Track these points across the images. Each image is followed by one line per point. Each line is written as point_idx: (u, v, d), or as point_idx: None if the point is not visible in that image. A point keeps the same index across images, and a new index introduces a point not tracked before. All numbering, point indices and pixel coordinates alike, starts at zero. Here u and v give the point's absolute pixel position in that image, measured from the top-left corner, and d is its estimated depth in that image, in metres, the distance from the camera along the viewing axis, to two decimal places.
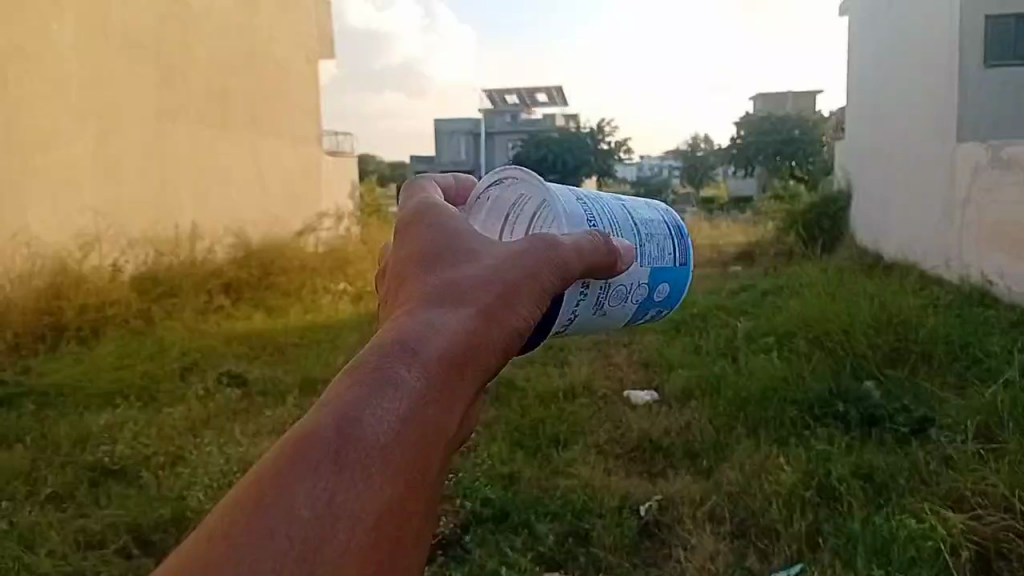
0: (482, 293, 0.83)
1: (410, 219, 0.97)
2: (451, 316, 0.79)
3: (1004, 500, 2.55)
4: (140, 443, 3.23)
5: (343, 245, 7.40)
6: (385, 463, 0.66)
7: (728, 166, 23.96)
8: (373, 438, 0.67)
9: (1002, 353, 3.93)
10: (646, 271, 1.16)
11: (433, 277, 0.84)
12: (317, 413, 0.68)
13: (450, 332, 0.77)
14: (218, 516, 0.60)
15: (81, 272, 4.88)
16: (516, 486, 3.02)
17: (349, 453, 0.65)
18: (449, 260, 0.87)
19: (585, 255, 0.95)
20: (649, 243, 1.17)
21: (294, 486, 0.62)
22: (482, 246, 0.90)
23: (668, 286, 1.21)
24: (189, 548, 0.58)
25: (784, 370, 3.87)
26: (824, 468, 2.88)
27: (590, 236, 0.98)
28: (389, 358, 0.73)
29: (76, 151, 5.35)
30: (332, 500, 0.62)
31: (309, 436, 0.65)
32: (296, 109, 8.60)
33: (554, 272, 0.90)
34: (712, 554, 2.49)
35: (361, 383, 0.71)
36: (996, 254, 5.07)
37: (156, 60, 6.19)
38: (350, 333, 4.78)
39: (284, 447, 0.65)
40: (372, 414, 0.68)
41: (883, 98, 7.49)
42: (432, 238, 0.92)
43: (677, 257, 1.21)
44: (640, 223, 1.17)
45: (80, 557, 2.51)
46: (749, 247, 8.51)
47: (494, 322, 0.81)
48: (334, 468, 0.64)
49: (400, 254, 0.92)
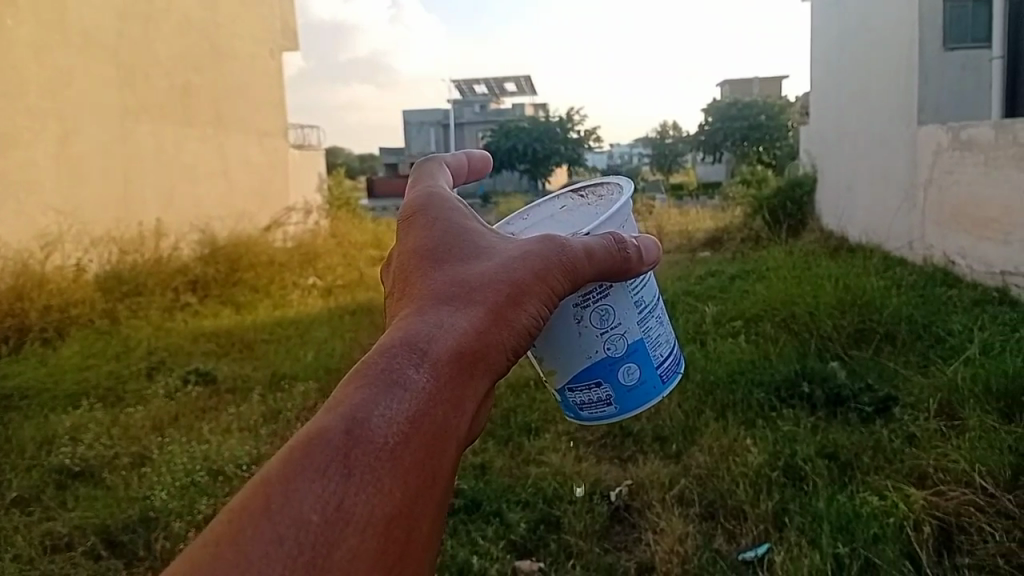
0: (487, 295, 0.86)
1: (417, 214, 1.01)
2: (460, 317, 0.83)
3: (965, 475, 2.55)
4: (103, 444, 3.17)
5: (310, 240, 7.32)
6: (392, 466, 0.69)
7: (693, 151, 24.01)
8: (381, 440, 0.70)
9: (964, 331, 3.95)
10: (634, 337, 1.15)
11: (439, 277, 0.88)
12: (327, 414, 0.72)
13: (457, 334, 0.81)
14: (226, 517, 0.63)
15: (42, 271, 4.78)
16: (489, 475, 3.00)
17: (357, 455, 0.68)
18: (454, 260, 0.91)
19: (597, 257, 0.99)
20: (652, 321, 1.17)
21: (301, 488, 0.64)
22: (488, 246, 0.94)
23: (641, 381, 1.17)
24: (196, 547, 0.61)
25: (752, 354, 3.88)
26: (790, 449, 2.89)
27: (603, 239, 1.02)
28: (397, 358, 0.77)
29: (36, 150, 5.23)
30: (341, 503, 0.65)
31: (318, 437, 0.69)
32: (260, 100, 8.47)
33: (564, 272, 0.94)
34: (682, 536, 2.47)
35: (370, 386, 0.74)
36: (956, 234, 5.13)
37: (117, 56, 6.06)
38: (318, 328, 4.73)
39: (294, 446, 0.68)
40: (379, 415, 0.71)
41: (845, 81, 7.54)
42: (437, 236, 0.95)
43: (663, 370, 1.20)
44: (655, 307, 1.18)
45: (47, 560, 2.45)
46: (716, 232, 8.55)
47: (498, 325, 0.85)
48: (343, 471, 0.67)
49: (406, 252, 0.96)
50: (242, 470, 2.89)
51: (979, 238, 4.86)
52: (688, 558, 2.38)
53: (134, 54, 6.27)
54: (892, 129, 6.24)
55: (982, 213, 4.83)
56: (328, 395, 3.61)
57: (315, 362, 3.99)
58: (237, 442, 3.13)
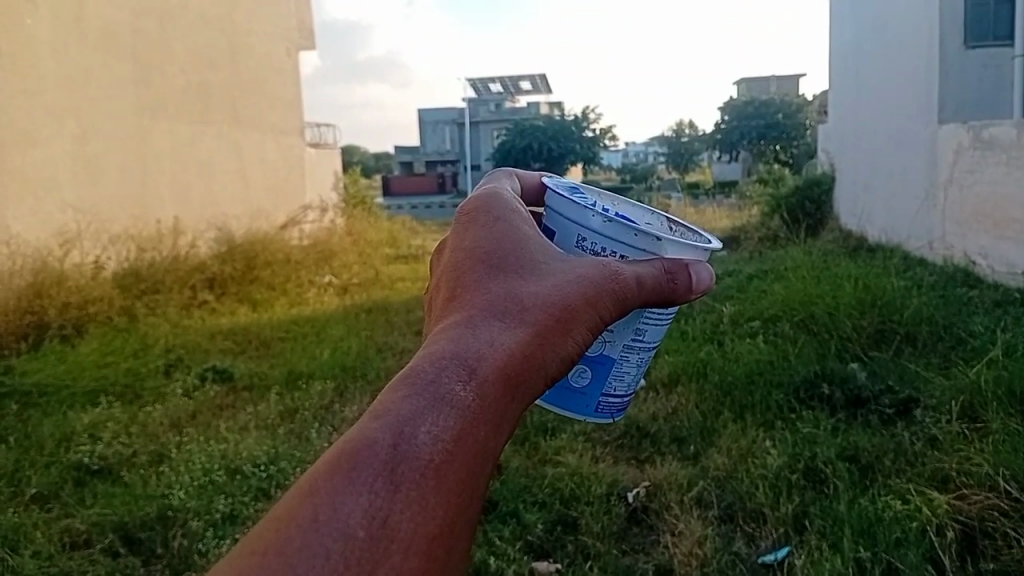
0: (541, 311, 0.78)
1: (474, 210, 0.92)
2: (515, 330, 0.75)
3: (988, 480, 2.50)
4: (121, 442, 3.19)
5: (328, 238, 7.35)
6: (438, 485, 0.62)
7: (710, 151, 23.98)
8: (427, 457, 0.63)
9: (985, 332, 3.91)
10: (608, 354, 1.08)
11: (492, 284, 0.80)
12: (372, 422, 0.65)
13: (509, 351, 0.73)
14: (269, 526, 0.57)
15: (62, 268, 4.81)
16: (505, 474, 3.00)
17: (403, 471, 0.62)
18: (510, 267, 0.82)
19: (645, 287, 0.93)
20: (632, 354, 1.10)
21: (346, 501, 0.59)
22: (545, 256, 0.86)
23: (582, 391, 1.10)
24: (238, 560, 0.55)
25: (770, 355, 3.86)
26: (810, 451, 2.87)
27: (653, 269, 0.96)
28: (448, 368, 0.69)
29: (56, 148, 5.26)
30: (386, 520, 0.59)
31: (363, 449, 0.62)
32: (279, 100, 8.51)
33: (616, 297, 0.87)
34: (701, 539, 2.46)
35: (419, 395, 0.67)
36: (979, 234, 5.09)
37: (134, 55, 6.10)
38: (335, 326, 4.76)
39: (336, 458, 0.62)
40: (426, 431, 0.64)
41: (865, 80, 7.51)
42: (496, 238, 0.87)
43: (603, 400, 1.13)
44: (644, 346, 1.11)
45: (66, 557, 2.47)
46: (735, 231, 8.53)
47: (546, 345, 0.77)
48: (389, 487, 0.60)
49: (458, 249, 0.87)
50: (260, 469, 2.91)
51: (1001, 238, 4.83)
52: (707, 562, 2.37)
53: (150, 53, 6.31)
54: (913, 129, 6.19)
55: (1004, 214, 4.79)
56: (345, 394, 3.63)
57: (331, 360, 4.01)
58: (253, 441, 3.14)
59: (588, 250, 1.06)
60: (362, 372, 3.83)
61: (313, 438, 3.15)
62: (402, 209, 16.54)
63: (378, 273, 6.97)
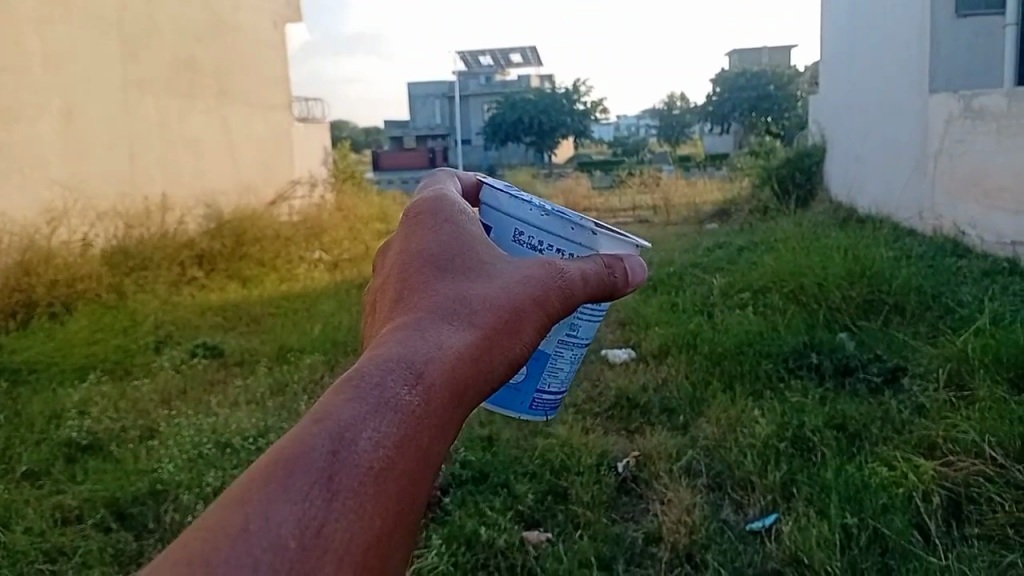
0: (488, 315, 0.76)
1: (415, 218, 0.91)
2: (460, 337, 0.72)
3: (975, 446, 2.50)
4: (110, 417, 3.19)
5: (317, 212, 7.32)
6: (379, 492, 0.57)
7: (699, 121, 23.91)
8: (368, 463, 0.57)
9: (974, 302, 3.93)
10: (543, 349, 1.09)
11: (437, 292, 0.77)
12: (309, 423, 0.59)
13: (457, 356, 0.70)
14: (193, 531, 0.50)
15: (49, 244, 4.75)
16: (496, 447, 2.99)
17: (342, 478, 0.56)
18: (455, 275, 0.80)
19: (587, 285, 0.93)
20: (565, 351, 1.12)
21: (278, 509, 0.52)
22: (489, 264, 0.85)
23: (517, 388, 1.10)
24: (150, 569, 0.47)
25: (760, 326, 3.87)
26: (798, 420, 2.89)
27: (593, 268, 0.96)
28: (394, 372, 0.65)
29: (41, 125, 5.19)
30: (320, 529, 0.52)
31: (300, 453, 0.56)
32: (264, 72, 8.43)
33: (560, 299, 0.86)
34: (689, 507, 2.47)
35: (361, 399, 0.62)
36: (968, 202, 5.10)
37: (118, 26, 6.01)
38: (324, 301, 4.75)
39: (268, 462, 0.55)
40: (368, 436, 0.59)
41: (856, 50, 7.47)
42: (441, 244, 0.86)
43: (538, 397, 1.13)
44: (577, 343, 1.12)
45: (58, 533, 2.46)
46: (724, 203, 8.53)
47: (494, 349, 0.74)
48: (326, 495, 0.54)
49: (405, 257, 0.84)
50: (250, 442, 2.90)
51: (990, 207, 4.83)
52: (696, 529, 2.37)
53: (135, 27, 6.23)
54: (905, 99, 6.16)
55: (993, 182, 4.79)
56: (336, 368, 3.63)
57: (322, 336, 4.00)
58: (243, 415, 3.14)
59: (526, 243, 1.10)
60: (353, 347, 3.82)
61: (304, 412, 3.14)
62: (393, 185, 16.52)
63: (367, 247, 6.94)
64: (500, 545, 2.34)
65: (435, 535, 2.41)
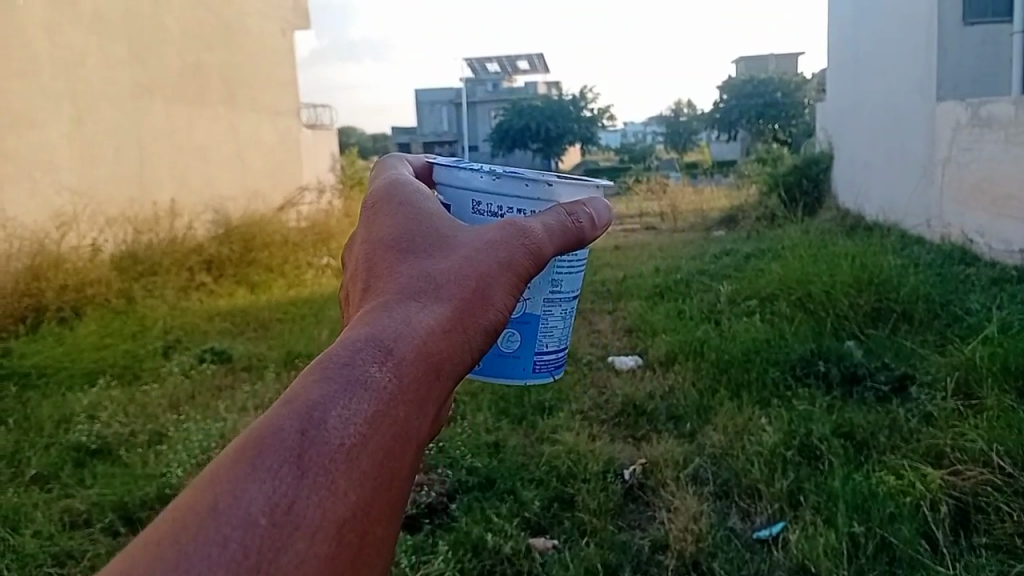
0: (456, 287, 0.81)
1: (383, 200, 0.95)
2: (428, 313, 0.77)
3: (983, 456, 2.50)
4: (119, 422, 3.20)
5: (325, 218, 7.34)
6: (350, 468, 0.63)
7: (708, 130, 23.89)
8: (337, 441, 0.63)
9: (981, 311, 3.92)
10: (530, 312, 1.11)
11: (406, 271, 0.82)
12: (279, 409, 0.65)
13: (423, 330, 0.75)
14: (170, 516, 0.57)
15: (59, 250, 4.78)
16: (502, 453, 3.00)
17: (311, 456, 0.62)
18: (423, 252, 0.85)
19: (562, 236, 0.95)
20: (553, 309, 1.13)
21: (249, 489, 0.59)
22: (458, 234, 0.89)
23: (515, 355, 1.12)
24: (133, 554, 0.54)
25: (767, 334, 3.87)
26: (805, 428, 2.89)
27: (561, 214, 0.97)
28: (362, 353, 0.70)
29: (50, 131, 5.22)
30: (290, 506, 0.59)
31: (270, 437, 0.62)
32: (273, 80, 8.46)
33: (533, 258, 0.89)
34: (696, 515, 2.47)
35: (329, 382, 0.67)
36: (976, 212, 5.10)
37: (128, 33, 6.04)
38: (332, 307, 4.77)
39: (243, 446, 0.62)
40: (336, 415, 0.65)
41: (863, 58, 7.48)
42: (403, 224, 0.89)
43: (539, 359, 1.15)
44: (565, 297, 1.13)
45: (67, 536, 2.48)
46: (732, 211, 8.52)
47: (465, 321, 0.79)
48: (295, 473, 0.60)
49: (374, 241, 0.89)
50: None
51: (998, 216, 4.83)
52: (702, 537, 2.37)
53: (145, 34, 6.26)
54: (913, 107, 6.16)
55: (1001, 190, 4.79)
56: None
57: (330, 342, 4.01)
58: (250, 420, 3.15)
59: (486, 212, 1.08)
60: None
61: None
62: None
63: None
64: (505, 552, 2.35)
65: (442, 542, 2.41)
